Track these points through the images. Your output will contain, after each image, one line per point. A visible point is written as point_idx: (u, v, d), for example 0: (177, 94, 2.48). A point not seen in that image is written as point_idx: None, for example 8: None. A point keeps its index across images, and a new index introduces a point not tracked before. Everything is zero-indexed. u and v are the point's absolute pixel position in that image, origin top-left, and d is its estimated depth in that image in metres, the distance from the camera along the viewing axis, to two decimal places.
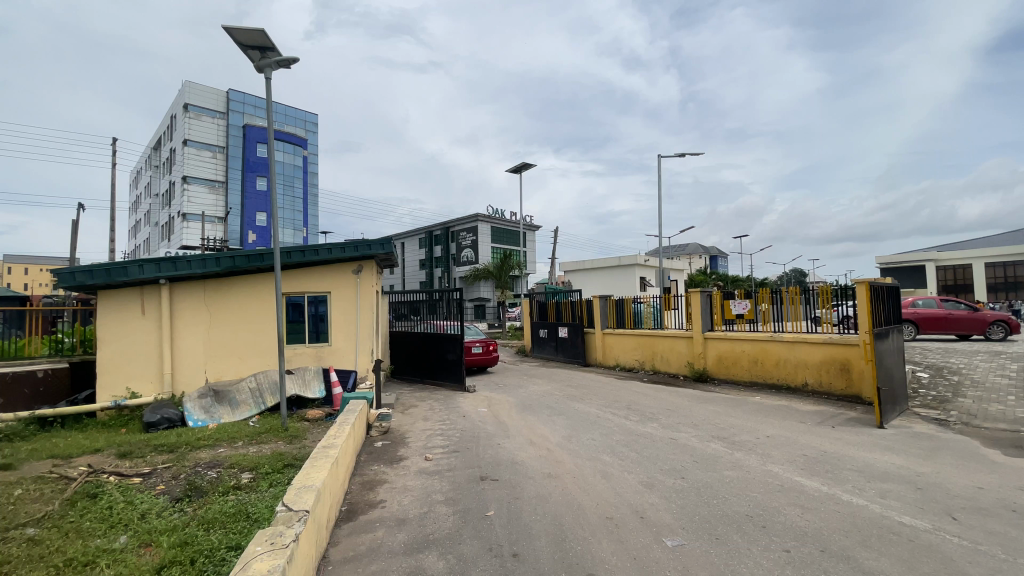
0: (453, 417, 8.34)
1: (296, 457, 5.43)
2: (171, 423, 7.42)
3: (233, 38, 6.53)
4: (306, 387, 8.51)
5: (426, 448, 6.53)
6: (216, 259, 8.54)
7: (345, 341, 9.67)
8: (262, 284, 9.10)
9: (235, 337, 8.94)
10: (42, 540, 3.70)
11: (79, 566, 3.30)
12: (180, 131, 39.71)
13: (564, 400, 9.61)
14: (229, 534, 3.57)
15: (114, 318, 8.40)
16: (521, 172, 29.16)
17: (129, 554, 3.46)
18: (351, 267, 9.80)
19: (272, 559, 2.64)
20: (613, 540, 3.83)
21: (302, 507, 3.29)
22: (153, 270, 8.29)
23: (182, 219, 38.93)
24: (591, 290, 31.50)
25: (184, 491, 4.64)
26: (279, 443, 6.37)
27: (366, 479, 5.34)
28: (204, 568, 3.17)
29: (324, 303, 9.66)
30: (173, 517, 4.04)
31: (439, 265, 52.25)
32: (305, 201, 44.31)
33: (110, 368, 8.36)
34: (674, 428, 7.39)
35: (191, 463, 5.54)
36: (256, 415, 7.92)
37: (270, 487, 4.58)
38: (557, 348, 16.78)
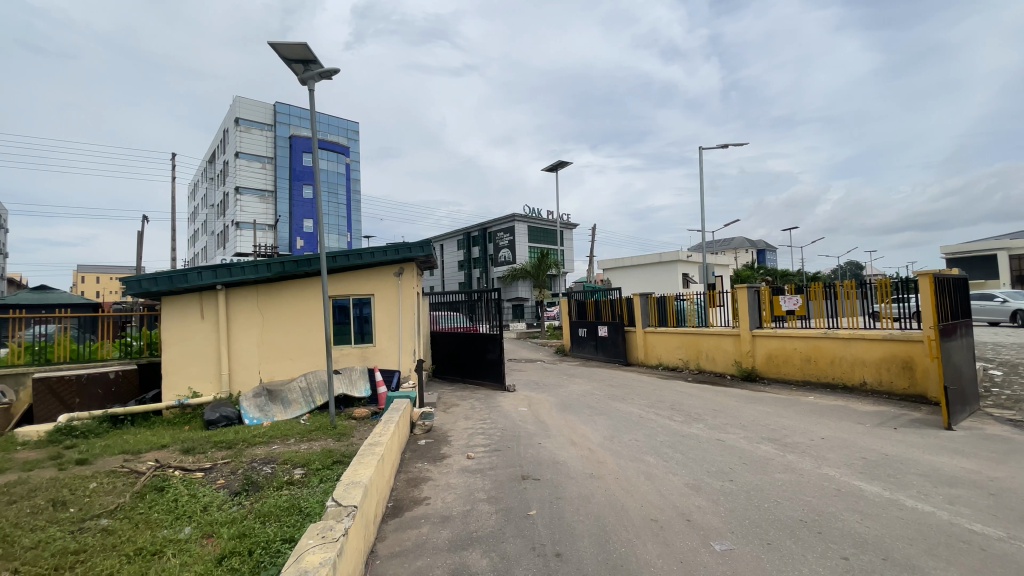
0: (494, 416, 8.39)
1: (344, 454, 5.63)
2: (229, 421, 7.86)
3: (278, 53, 6.84)
4: (352, 386, 8.79)
5: (468, 447, 6.61)
6: (268, 264, 8.97)
7: (388, 342, 9.93)
8: (310, 288, 9.48)
9: (286, 339, 9.34)
10: (115, 530, 3.99)
11: (147, 555, 3.55)
12: (232, 145, 41.89)
13: (605, 400, 9.48)
14: (283, 527, 3.74)
15: (176, 322, 8.97)
16: (558, 171, 29.48)
17: (193, 545, 3.68)
18: (393, 270, 10.04)
19: (323, 553, 2.74)
20: (658, 542, 3.76)
21: (350, 502, 3.41)
22: (212, 275, 8.81)
23: (235, 228, 41.03)
24: (631, 288, 30.95)
25: (241, 485, 4.89)
26: (328, 440, 6.61)
27: (409, 476, 5.47)
28: (262, 559, 3.32)
29: (368, 305, 9.94)
30: (231, 510, 4.27)
31: (477, 266, 52.85)
32: (348, 206, 45.76)
33: (173, 369, 8.92)
34: (721, 429, 7.16)
35: (247, 459, 5.84)
36: (306, 413, 8.26)
37: (320, 483, 4.76)
38: (597, 347, 16.60)
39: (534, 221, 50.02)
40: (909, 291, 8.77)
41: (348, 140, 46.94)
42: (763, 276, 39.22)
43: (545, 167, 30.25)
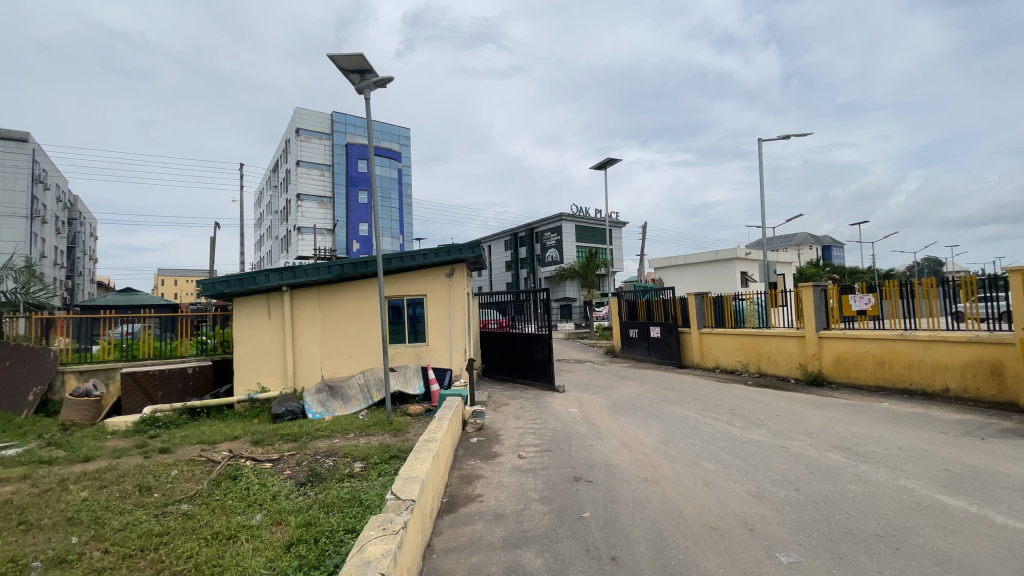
0: (545, 416, 8.38)
1: (400, 450, 5.81)
2: (294, 415, 8.31)
3: (336, 64, 7.16)
4: (406, 383, 9.04)
5: (520, 446, 6.63)
6: (329, 266, 9.42)
7: (440, 341, 10.15)
8: (367, 289, 9.84)
9: (344, 338, 9.75)
10: (194, 515, 4.32)
11: (223, 539, 3.81)
12: (293, 154, 44.28)
13: (658, 403, 9.24)
14: (346, 517, 3.90)
15: (247, 322, 9.59)
16: (607, 168, 29.10)
17: (264, 531, 3.91)
18: (444, 271, 10.25)
19: (384, 544, 2.84)
20: (718, 551, 3.62)
21: (408, 497, 3.51)
22: (278, 277, 9.35)
23: (297, 232, 43.33)
24: (685, 287, 29.96)
25: (306, 476, 5.15)
26: (385, 436, 6.84)
27: (463, 473, 5.56)
28: (326, 547, 3.48)
29: (421, 305, 10.20)
30: (298, 500, 4.51)
31: (525, 266, 52.97)
32: (401, 210, 47.19)
33: (244, 365, 9.54)
34: (785, 436, 6.80)
35: (311, 451, 6.15)
36: (364, 409, 8.59)
37: (379, 477, 4.93)
38: (649, 348, 16.20)
39: (582, 220, 49.51)
40: (999, 288, 8.08)
41: (400, 145, 48.37)
42: (830, 273, 36.84)
43: (594, 166, 29.87)
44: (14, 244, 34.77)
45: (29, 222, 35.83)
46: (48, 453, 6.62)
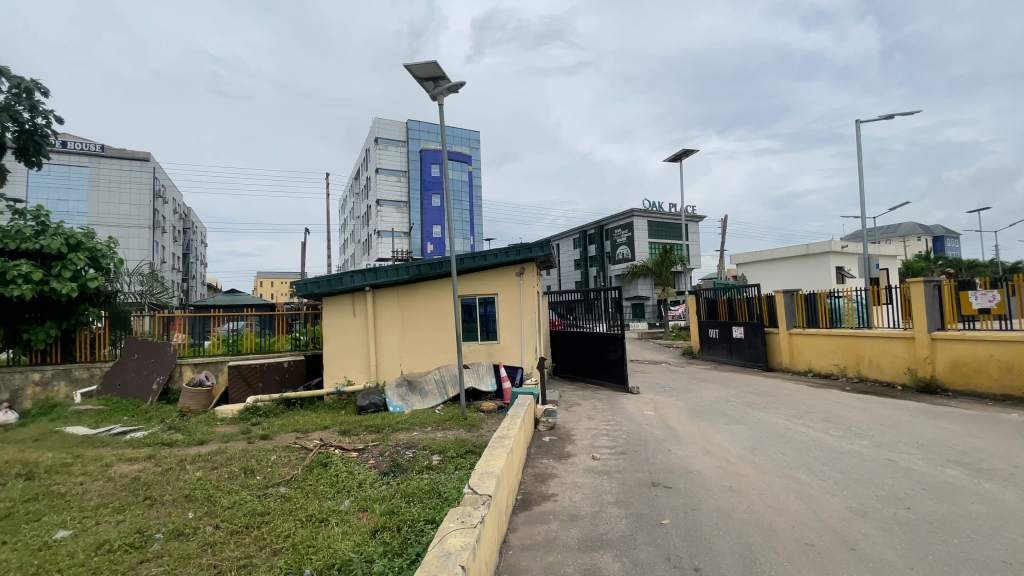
0: (618, 418, 8.20)
1: (475, 445, 5.95)
2: (377, 407, 8.78)
3: (412, 73, 7.46)
4: (479, 381, 9.23)
5: (593, 447, 6.54)
6: (406, 267, 9.87)
7: (512, 339, 10.25)
8: (442, 288, 10.17)
9: (422, 335, 10.15)
10: (291, 497, 4.71)
11: (316, 521, 4.12)
12: (373, 161, 46.86)
13: (742, 408, 8.70)
14: (426, 508, 4.05)
15: (335, 319, 10.28)
16: (682, 160, 27.99)
17: (351, 516, 4.16)
18: (515, 269, 10.33)
19: (463, 536, 2.91)
20: (815, 570, 3.33)
21: (484, 492, 3.56)
22: (361, 278, 9.95)
23: (376, 236, 45.83)
24: (770, 284, 27.98)
25: (389, 467, 5.43)
26: (460, 431, 7.04)
27: (537, 471, 5.59)
28: (409, 536, 3.64)
29: (493, 304, 10.37)
30: (381, 488, 4.76)
31: (595, 265, 52.17)
32: (471, 211, 48.34)
33: (332, 359, 10.24)
34: (891, 448, 6.12)
35: (393, 443, 6.46)
36: (441, 404, 8.90)
37: (456, 470, 5.08)
38: (731, 349, 15.31)
39: (655, 215, 47.82)
40: None
41: (470, 148, 49.47)
42: (944, 267, 32.71)
43: (667, 159, 28.73)
44: (141, 252, 39.87)
45: (153, 233, 40.93)
46: (170, 436, 7.52)
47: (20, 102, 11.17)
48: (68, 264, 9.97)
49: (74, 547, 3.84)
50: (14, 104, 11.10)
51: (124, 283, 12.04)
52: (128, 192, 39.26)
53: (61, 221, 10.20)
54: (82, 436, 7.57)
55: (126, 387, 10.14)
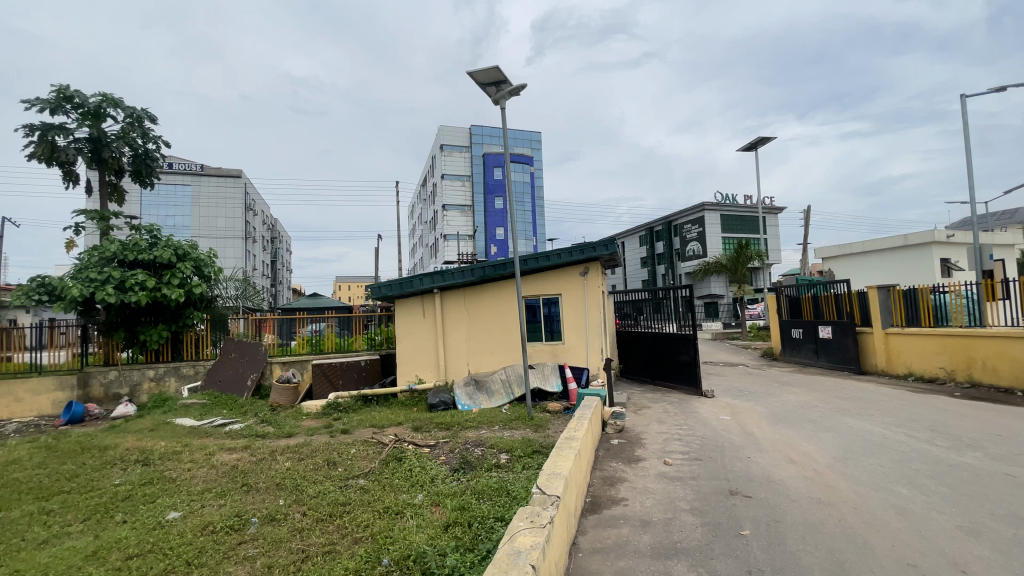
0: (691, 422, 7.86)
1: (542, 445, 5.96)
2: (446, 405, 9.05)
3: (474, 80, 7.62)
4: (545, 381, 9.23)
5: (664, 452, 6.32)
6: (471, 269, 10.10)
7: (577, 339, 10.15)
8: (506, 289, 10.28)
9: (487, 335, 10.33)
10: (369, 489, 4.98)
11: (392, 513, 4.32)
12: (438, 167, 48.38)
13: (831, 414, 8.02)
14: (495, 506, 4.11)
15: (406, 320, 10.74)
16: (757, 149, 26.42)
17: (425, 510, 4.32)
18: (579, 270, 10.20)
19: (533, 536, 2.92)
20: None
21: (553, 492, 3.55)
22: (429, 281, 10.33)
23: (443, 240, 47.32)
24: (861, 279, 25.67)
25: (459, 463, 5.58)
26: (527, 430, 7.08)
27: (605, 474, 5.49)
28: (479, 532, 3.71)
29: (556, 304, 10.33)
30: (452, 484, 4.90)
31: (663, 263, 50.46)
32: (534, 212, 48.52)
33: (404, 359, 10.70)
34: (1012, 462, 5.38)
35: (462, 441, 6.62)
36: (507, 403, 9.00)
37: (524, 470, 5.12)
38: (818, 351, 14.18)
39: (728, 209, 45.38)
40: None
41: (533, 149, 49.60)
42: None
43: (741, 148, 27.17)
44: (236, 260, 43.87)
45: (245, 243, 44.90)
46: (262, 429, 8.21)
47: (135, 130, 12.69)
48: (176, 273, 11.17)
49: (184, 527, 4.30)
50: (130, 132, 12.63)
51: (221, 289, 13.31)
52: (224, 207, 43.33)
53: (169, 234, 11.48)
54: (189, 427, 8.45)
55: (224, 383, 11.15)
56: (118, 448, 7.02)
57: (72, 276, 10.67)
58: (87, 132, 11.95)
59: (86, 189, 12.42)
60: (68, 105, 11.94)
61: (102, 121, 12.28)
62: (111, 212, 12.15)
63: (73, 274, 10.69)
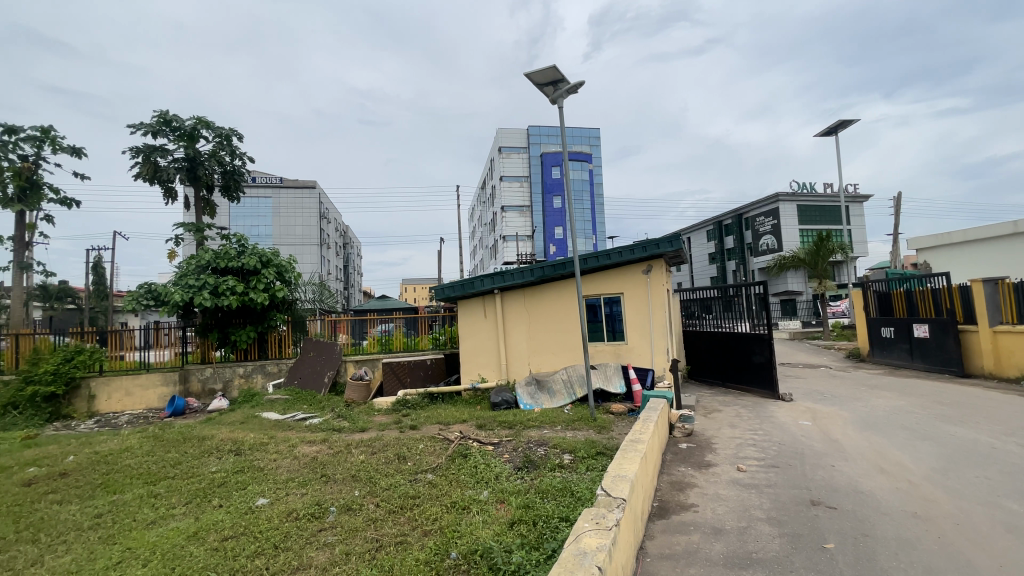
0: (767, 427, 7.41)
1: (606, 447, 5.87)
2: (509, 404, 9.16)
3: (532, 81, 7.66)
4: (608, 382, 9.09)
5: (737, 458, 6.02)
6: (531, 270, 10.16)
7: (641, 340, 9.90)
8: (566, 289, 10.22)
9: (548, 335, 10.33)
10: (437, 483, 5.15)
11: (459, 508, 4.44)
12: (497, 170, 49.00)
13: (930, 421, 7.27)
14: (560, 506, 4.11)
15: (469, 320, 10.99)
16: (836, 133, 24.48)
17: (490, 506, 4.40)
18: (641, 268, 9.93)
19: (599, 537, 2.90)
20: None
21: (618, 494, 3.50)
22: (490, 281, 10.54)
23: (503, 241, 47.95)
24: (964, 271, 23.05)
25: (523, 462, 5.63)
26: (590, 431, 7.01)
27: (674, 479, 5.32)
28: (544, 531, 3.72)
29: (618, 303, 10.14)
30: (517, 482, 4.95)
31: (732, 258, 48.04)
32: (594, 210, 47.87)
33: (467, 358, 10.94)
34: None
35: (525, 439, 6.68)
36: (570, 403, 8.96)
37: (588, 471, 5.08)
38: (913, 351, 12.88)
39: (804, 199, 42.32)
40: None
41: (591, 146, 48.94)
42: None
43: (818, 133, 25.29)
44: (313, 266, 47.01)
45: (320, 249, 47.86)
46: (339, 423, 8.74)
47: (224, 148, 13.91)
48: (261, 278, 12.14)
49: (272, 513, 4.67)
50: (220, 150, 13.87)
51: (300, 293, 14.30)
52: (301, 216, 46.46)
53: (255, 243, 12.50)
54: (274, 420, 9.16)
55: (304, 379, 11.96)
56: (215, 439, 7.75)
57: (173, 283, 11.91)
58: (184, 153, 13.28)
59: (184, 204, 13.78)
60: (167, 128, 13.31)
61: (196, 141, 13.58)
62: (206, 224, 13.39)
63: (175, 281, 11.91)
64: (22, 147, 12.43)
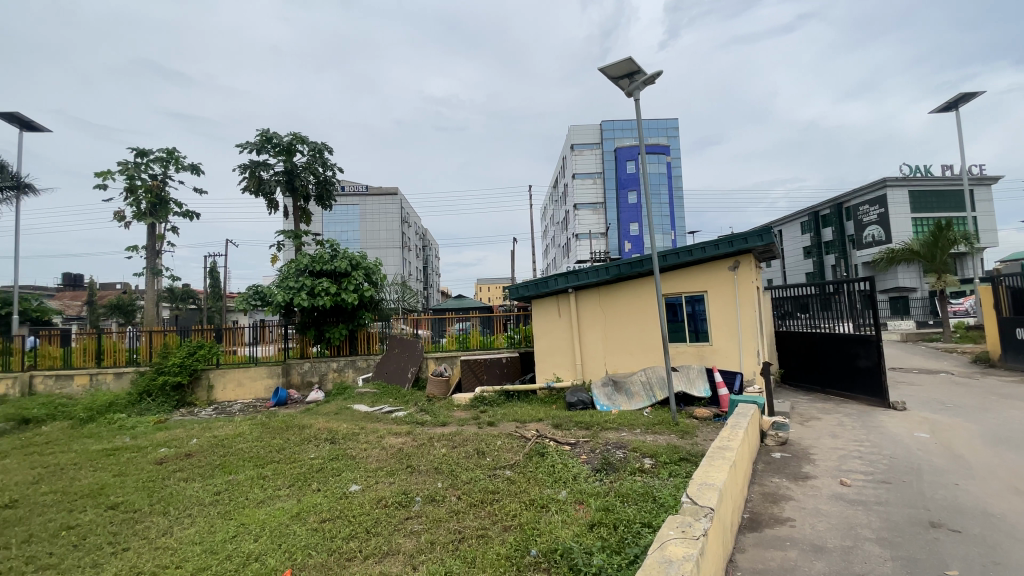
0: (875, 438, 6.70)
1: (690, 452, 5.63)
2: (585, 405, 9.07)
3: (607, 75, 7.51)
4: (691, 385, 8.71)
5: (840, 471, 5.51)
6: (606, 268, 9.99)
7: (727, 340, 9.36)
8: (644, 287, 9.91)
9: (625, 335, 10.09)
10: (515, 480, 5.22)
11: (538, 506, 4.47)
12: (570, 167, 48.66)
13: None
14: (641, 511, 4.01)
15: (543, 319, 11.02)
16: (957, 108, 21.54)
17: (569, 507, 4.38)
18: (727, 264, 9.39)
19: (685, 547, 2.78)
20: None
21: (705, 503, 3.33)
22: (565, 281, 10.50)
23: (576, 239, 47.57)
24: None
25: (601, 463, 5.55)
26: (672, 436, 6.76)
27: (766, 490, 4.98)
28: (625, 536, 3.64)
29: (701, 302, 9.67)
30: (596, 484, 4.89)
31: (830, 252, 43.92)
32: (672, 204, 45.99)
33: (542, 357, 10.96)
34: None
35: (603, 441, 6.58)
36: (649, 406, 8.68)
37: (670, 477, 4.90)
38: None
39: (918, 183, 37.61)
40: None
41: (668, 138, 47.02)
42: None
43: (934, 109, 22.38)
44: (395, 267, 49.65)
45: (401, 252, 50.41)
46: (421, 417, 9.15)
47: (317, 161, 15.10)
48: (352, 280, 13.02)
49: (363, 499, 4.99)
50: (313, 162, 15.05)
51: (385, 293, 15.14)
52: (383, 221, 49.19)
53: (345, 247, 13.44)
54: (364, 412, 9.80)
55: (389, 375, 12.65)
56: (312, 428, 8.44)
57: (276, 285, 13.12)
58: (283, 166, 14.56)
59: (284, 212, 15.11)
60: (269, 145, 14.67)
61: (293, 155, 14.83)
62: (302, 231, 14.59)
63: (277, 283, 13.13)
64: (152, 168, 14.31)
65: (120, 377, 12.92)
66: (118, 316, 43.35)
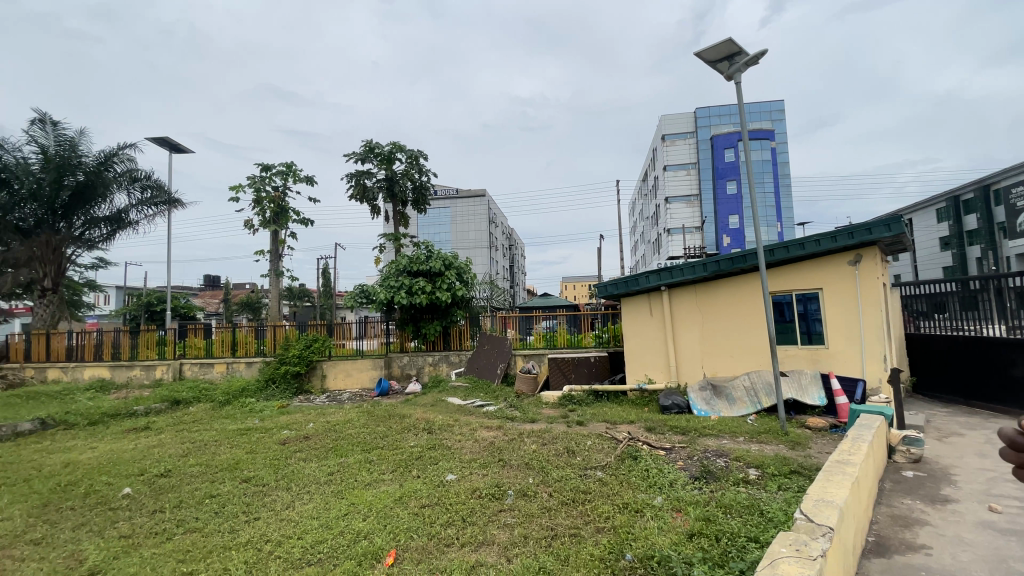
0: None
1: (802, 465, 5.15)
2: (681, 409, 8.67)
3: (703, 59, 7.11)
4: (803, 392, 7.96)
5: (991, 496, 4.72)
6: (704, 265, 9.45)
7: (846, 343, 8.44)
8: (747, 285, 9.24)
9: (725, 335, 9.48)
10: (606, 482, 5.15)
11: (632, 510, 4.37)
12: (661, 160, 46.71)
13: None
14: (747, 524, 3.75)
15: (634, 318, 10.68)
16: None
17: (666, 514, 4.22)
18: (847, 258, 8.44)
19: (799, 566, 2.56)
20: None
21: (823, 522, 3.03)
22: (657, 279, 10.10)
23: (667, 235, 45.59)
24: None
25: (700, 471, 5.27)
26: (780, 446, 6.24)
27: (895, 513, 4.41)
28: (729, 550, 3.43)
29: (815, 301, 8.79)
30: (694, 493, 4.66)
31: (976, 242, 37.72)
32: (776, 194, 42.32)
33: (633, 358, 10.64)
34: None
35: (701, 448, 6.25)
36: (753, 413, 8.07)
37: (780, 490, 4.52)
38: None
39: None
40: None
41: (772, 123, 43.32)
42: None
43: None
44: (483, 267, 51.12)
45: (490, 251, 51.76)
46: (511, 412, 9.32)
47: (414, 167, 15.98)
48: (445, 279, 13.62)
49: (459, 489, 5.21)
50: (411, 169, 15.96)
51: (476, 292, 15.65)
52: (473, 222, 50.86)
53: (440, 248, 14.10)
54: (458, 405, 10.22)
55: (479, 370, 13.06)
56: (411, 418, 8.98)
57: (379, 284, 14.13)
58: (384, 173, 15.61)
59: (385, 216, 16.20)
60: (372, 154, 15.81)
61: (393, 162, 15.85)
62: (400, 233, 15.53)
63: (380, 282, 14.15)
64: (275, 180, 16.07)
65: (250, 366, 14.73)
66: (247, 313, 49.35)
